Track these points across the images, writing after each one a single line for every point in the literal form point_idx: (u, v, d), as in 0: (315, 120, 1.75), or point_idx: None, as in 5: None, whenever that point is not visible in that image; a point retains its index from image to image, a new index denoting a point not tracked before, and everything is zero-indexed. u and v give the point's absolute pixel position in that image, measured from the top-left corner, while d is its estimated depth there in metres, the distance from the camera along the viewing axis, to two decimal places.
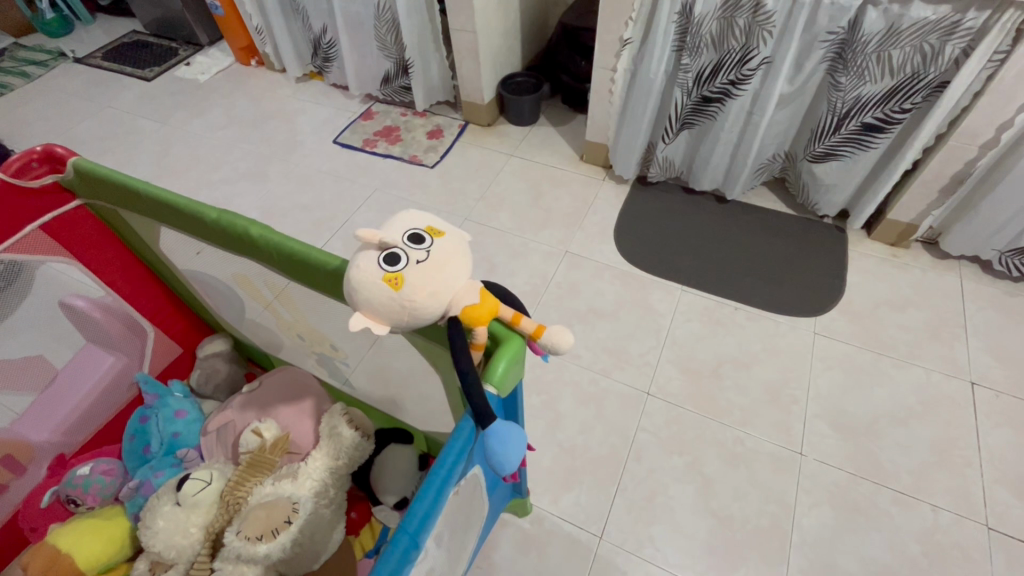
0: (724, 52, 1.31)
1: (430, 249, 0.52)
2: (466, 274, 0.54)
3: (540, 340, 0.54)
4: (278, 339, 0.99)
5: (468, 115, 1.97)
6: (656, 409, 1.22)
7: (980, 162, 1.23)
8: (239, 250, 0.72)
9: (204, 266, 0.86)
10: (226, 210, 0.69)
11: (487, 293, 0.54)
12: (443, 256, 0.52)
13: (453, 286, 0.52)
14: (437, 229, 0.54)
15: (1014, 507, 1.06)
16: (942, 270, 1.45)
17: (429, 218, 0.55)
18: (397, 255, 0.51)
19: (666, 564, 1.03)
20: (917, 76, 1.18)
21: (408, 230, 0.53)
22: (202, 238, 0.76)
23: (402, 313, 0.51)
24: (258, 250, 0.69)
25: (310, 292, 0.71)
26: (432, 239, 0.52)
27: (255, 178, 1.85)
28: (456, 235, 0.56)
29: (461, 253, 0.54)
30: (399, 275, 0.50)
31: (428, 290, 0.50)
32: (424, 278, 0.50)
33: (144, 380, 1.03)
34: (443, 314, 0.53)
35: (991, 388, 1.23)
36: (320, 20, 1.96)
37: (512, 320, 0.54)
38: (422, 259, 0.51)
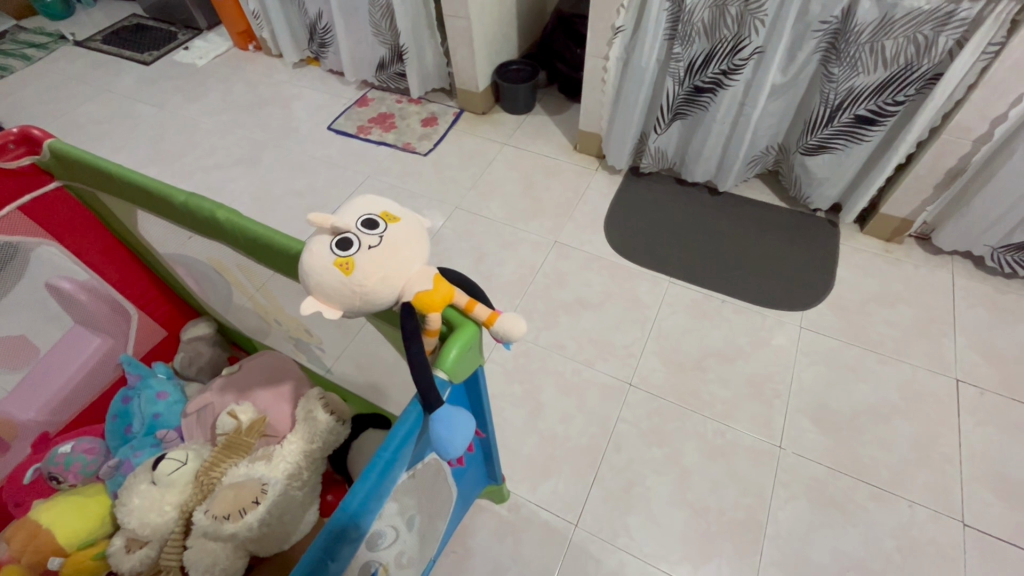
0: (715, 42, 1.30)
1: (383, 234, 0.52)
2: (422, 261, 0.54)
3: (493, 330, 0.54)
4: (259, 324, 1.01)
5: (463, 103, 1.96)
6: (637, 399, 1.23)
7: (974, 156, 1.22)
8: (211, 236, 0.73)
9: (183, 248, 0.87)
10: (194, 194, 0.70)
11: (441, 279, 0.54)
12: (397, 241, 0.52)
13: (408, 271, 0.52)
14: (393, 215, 0.55)
15: (992, 505, 1.06)
16: (934, 266, 1.44)
17: (384, 203, 0.55)
18: (349, 240, 0.51)
19: (641, 554, 1.04)
20: (911, 67, 1.16)
21: (361, 215, 0.53)
22: (173, 221, 0.76)
23: (354, 298, 0.51)
24: (228, 238, 0.70)
25: (279, 276, 0.72)
26: (386, 224, 0.53)
27: (248, 164, 1.85)
28: (413, 220, 0.56)
29: (415, 240, 0.54)
30: (349, 260, 0.50)
31: (380, 274, 0.50)
32: (375, 263, 0.50)
33: (128, 361, 1.04)
34: (398, 300, 0.53)
35: (976, 385, 1.22)
36: (315, 5, 1.95)
37: (466, 307, 0.54)
38: (374, 244, 0.51)
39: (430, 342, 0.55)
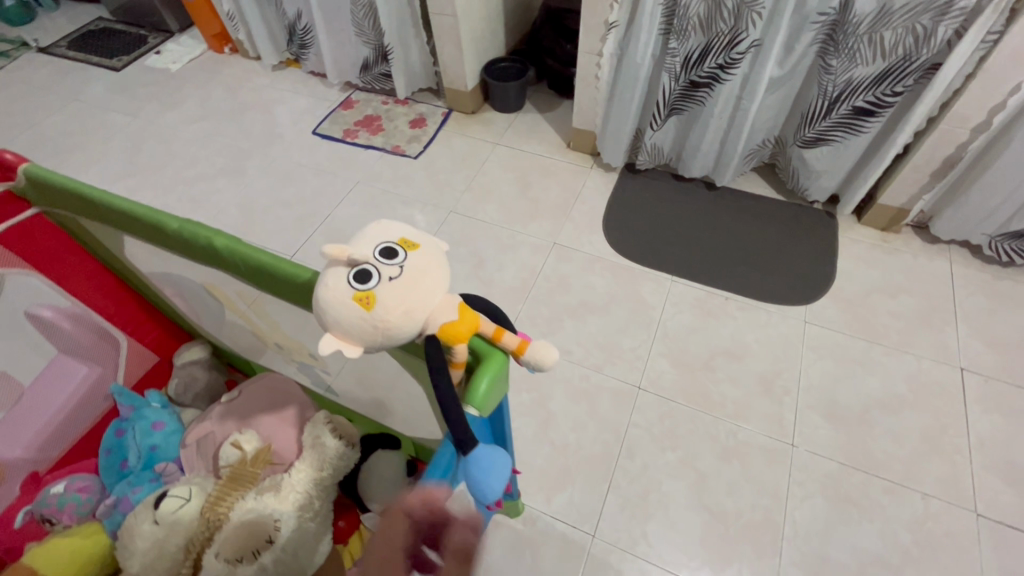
0: (712, 35, 1.27)
1: (403, 265, 0.49)
2: (445, 289, 0.51)
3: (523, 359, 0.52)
4: (258, 346, 0.96)
5: (452, 103, 1.91)
6: (647, 403, 1.21)
7: (972, 145, 1.21)
8: (207, 263, 0.69)
9: (175, 272, 0.82)
10: (188, 220, 0.65)
11: (466, 307, 0.51)
12: (419, 270, 0.49)
13: (433, 302, 0.49)
14: (412, 241, 0.51)
15: (1004, 493, 1.07)
16: (933, 255, 1.44)
17: (401, 228, 0.52)
18: (369, 272, 0.47)
19: (661, 562, 1.02)
20: (910, 58, 1.15)
21: (379, 243, 0.50)
22: (164, 247, 0.72)
23: (377, 334, 0.48)
24: (227, 265, 0.66)
25: (283, 302, 0.68)
26: (406, 251, 0.49)
27: (233, 174, 1.79)
28: (433, 244, 0.53)
29: (437, 266, 0.51)
30: (369, 293, 0.47)
31: (403, 308, 0.47)
32: (397, 296, 0.47)
33: (119, 392, 1.00)
34: (422, 332, 0.50)
35: (980, 373, 1.23)
36: (294, 5, 1.88)
37: (494, 336, 0.51)
38: (395, 276, 0.48)
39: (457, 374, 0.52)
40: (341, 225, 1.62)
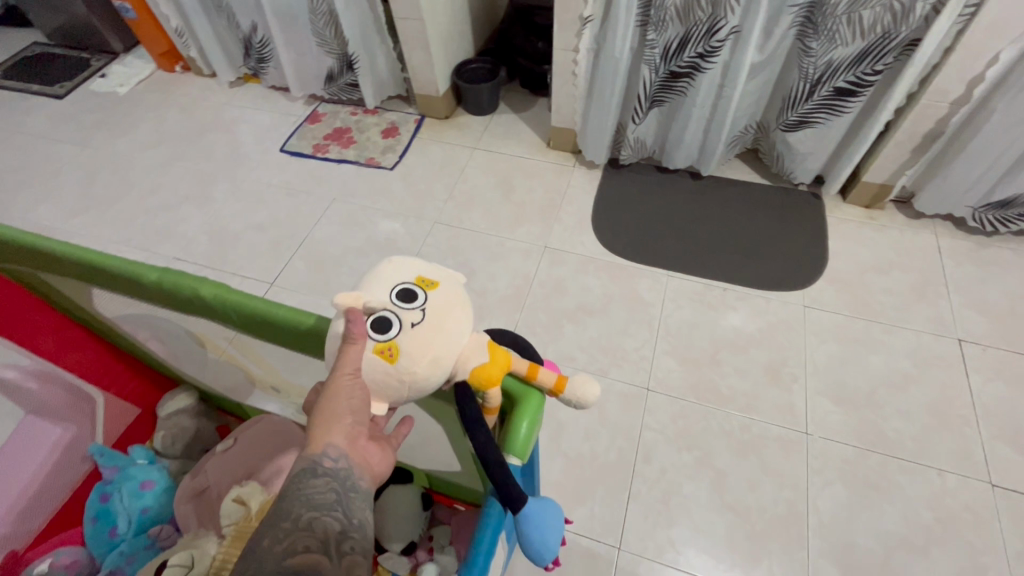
0: (690, 25, 1.26)
1: (424, 309, 0.51)
2: (467, 327, 0.53)
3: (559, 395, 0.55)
4: (250, 389, 0.90)
5: (424, 109, 1.84)
6: (658, 404, 1.19)
7: (953, 119, 1.22)
8: (197, 313, 0.63)
9: (156, 321, 0.76)
10: (170, 269, 0.61)
11: (495, 346, 0.53)
12: (440, 310, 0.52)
13: (456, 343, 0.51)
14: (430, 280, 0.54)
15: (1015, 461, 1.08)
16: (918, 228, 1.46)
17: (415, 267, 0.55)
18: (388, 321, 0.50)
19: (690, 567, 1.00)
20: (888, 36, 1.15)
21: (396, 286, 0.53)
22: (144, 299, 0.66)
23: (404, 382, 0.50)
24: (222, 313, 0.61)
25: (282, 348, 0.64)
26: (423, 292, 0.52)
27: (199, 200, 1.69)
28: (450, 279, 0.55)
29: (456, 302, 0.53)
30: (390, 342, 0.50)
31: (426, 354, 0.49)
32: (419, 343, 0.50)
33: (99, 453, 0.91)
34: (453, 376, 0.53)
35: (978, 343, 1.24)
36: (248, 17, 1.79)
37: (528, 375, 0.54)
38: (417, 321, 0.51)
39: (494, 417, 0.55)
40: (320, 246, 1.54)
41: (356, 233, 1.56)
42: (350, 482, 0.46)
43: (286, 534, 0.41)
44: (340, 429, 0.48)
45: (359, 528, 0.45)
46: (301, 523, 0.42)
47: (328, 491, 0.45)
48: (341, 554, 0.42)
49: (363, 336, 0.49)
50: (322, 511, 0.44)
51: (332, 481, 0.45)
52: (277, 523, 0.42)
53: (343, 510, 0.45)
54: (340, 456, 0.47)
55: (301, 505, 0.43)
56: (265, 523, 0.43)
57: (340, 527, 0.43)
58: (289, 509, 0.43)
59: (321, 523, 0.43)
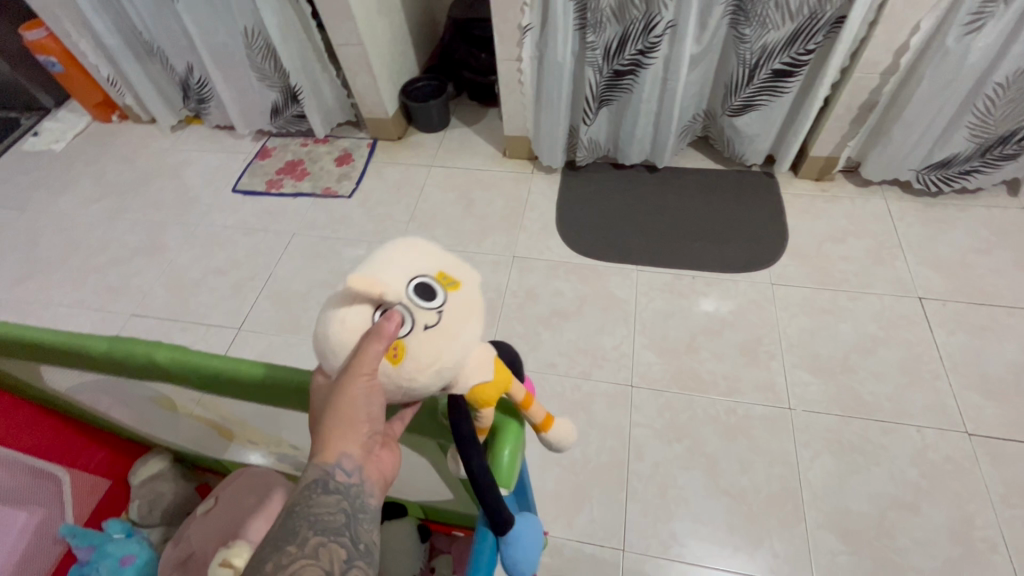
0: (627, 23, 1.28)
1: (441, 310, 0.49)
2: (473, 338, 0.52)
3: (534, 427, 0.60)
4: (226, 444, 0.86)
5: (375, 132, 1.82)
6: (644, 399, 1.19)
7: (884, 89, 1.28)
8: (155, 377, 0.60)
9: (116, 389, 0.73)
10: (120, 338, 0.58)
11: (500, 368, 0.54)
12: (454, 315, 0.50)
13: (461, 353, 0.50)
14: (450, 277, 0.52)
15: (987, 408, 1.12)
16: (868, 195, 1.51)
17: (436, 260, 0.52)
18: (400, 314, 0.47)
19: (695, 558, 1.00)
20: (816, 16, 1.19)
21: (416, 277, 0.49)
22: (97, 372, 0.63)
23: (405, 386, 0.49)
24: (184, 374, 0.58)
25: (252, 402, 0.62)
26: (442, 291, 0.50)
27: (152, 251, 1.63)
28: (470, 281, 0.54)
29: (471, 310, 0.52)
30: (398, 341, 0.48)
31: (433, 361, 0.48)
32: (428, 347, 0.48)
33: (71, 534, 0.85)
34: (449, 385, 0.52)
35: (937, 298, 1.29)
36: (182, 59, 1.74)
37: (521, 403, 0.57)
38: (431, 323, 0.48)
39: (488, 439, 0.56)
40: (284, 282, 1.51)
41: (320, 265, 1.53)
42: (358, 499, 0.49)
43: (293, 556, 0.43)
44: (353, 441, 0.49)
45: (366, 554, 0.46)
46: (309, 547, 0.44)
47: (336, 513, 0.47)
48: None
49: (390, 338, 0.46)
50: (330, 535, 0.45)
51: (343, 498, 0.48)
52: (282, 544, 0.44)
53: (351, 533, 0.47)
54: (351, 470, 0.49)
55: (310, 527, 0.45)
56: (271, 543, 0.44)
57: (347, 555, 0.45)
58: (297, 530, 0.45)
59: (327, 548, 0.44)
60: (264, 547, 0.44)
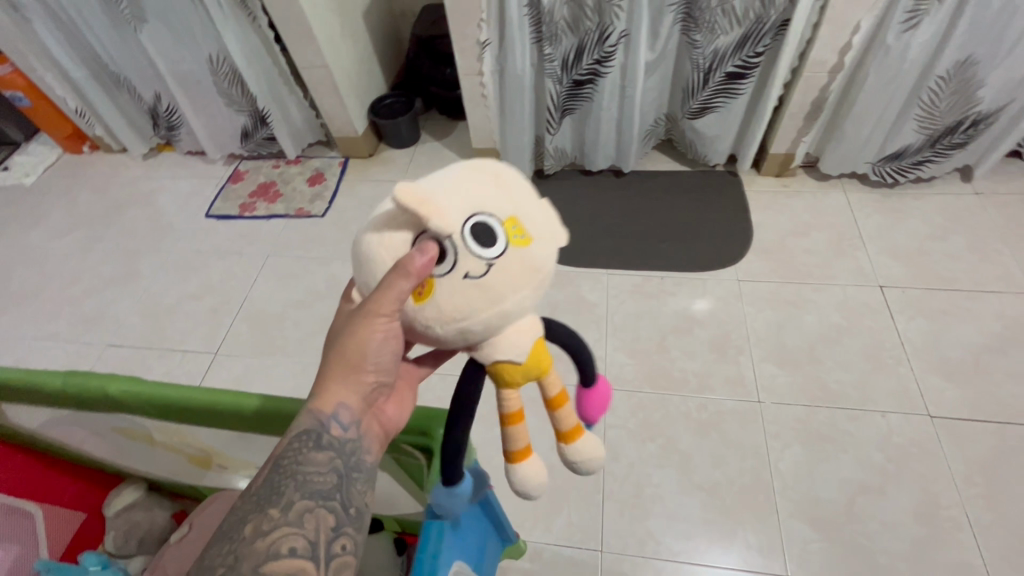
0: (582, 34, 1.32)
1: (492, 263, 0.45)
2: (521, 304, 0.47)
3: (569, 445, 0.55)
4: (198, 471, 0.87)
5: (346, 151, 1.84)
6: (617, 401, 1.21)
7: (833, 85, 1.33)
8: (116, 406, 0.65)
9: (87, 424, 0.75)
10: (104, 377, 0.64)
11: (538, 347, 0.50)
12: (505, 274, 0.46)
13: (498, 315, 0.46)
14: (521, 229, 0.47)
15: (947, 389, 1.15)
16: (828, 188, 1.55)
17: (513, 204, 0.48)
18: (444, 249, 0.45)
19: (672, 554, 1.02)
20: (762, 20, 1.24)
21: (479, 217, 0.46)
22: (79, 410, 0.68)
23: (419, 327, 0.48)
24: (144, 397, 0.63)
25: (227, 431, 0.67)
26: (504, 240, 0.46)
27: (126, 280, 1.63)
28: (543, 240, 0.49)
29: (529, 274, 0.47)
30: (431, 279, 0.46)
31: (454, 316, 0.45)
32: (458, 296, 0.45)
33: (46, 568, 0.84)
34: (482, 340, 0.49)
35: (897, 286, 1.33)
36: (149, 88, 1.75)
37: (557, 401, 0.53)
38: (476, 272, 0.45)
39: (517, 431, 0.52)
40: (259, 304, 1.52)
41: (295, 285, 1.54)
42: (352, 463, 0.54)
43: (278, 522, 0.47)
44: (352, 396, 0.55)
45: (354, 518, 0.51)
46: (292, 514, 0.48)
47: (327, 473, 0.52)
48: (332, 546, 0.48)
49: (416, 278, 0.45)
50: (318, 501, 0.50)
51: (334, 460, 0.52)
52: (267, 507, 0.48)
53: (342, 497, 0.51)
54: (347, 427, 0.54)
55: (299, 490, 0.49)
56: (256, 503, 0.48)
57: (334, 523, 0.49)
58: (283, 492, 0.49)
59: (313, 515, 0.48)
60: (251, 503, 0.49)
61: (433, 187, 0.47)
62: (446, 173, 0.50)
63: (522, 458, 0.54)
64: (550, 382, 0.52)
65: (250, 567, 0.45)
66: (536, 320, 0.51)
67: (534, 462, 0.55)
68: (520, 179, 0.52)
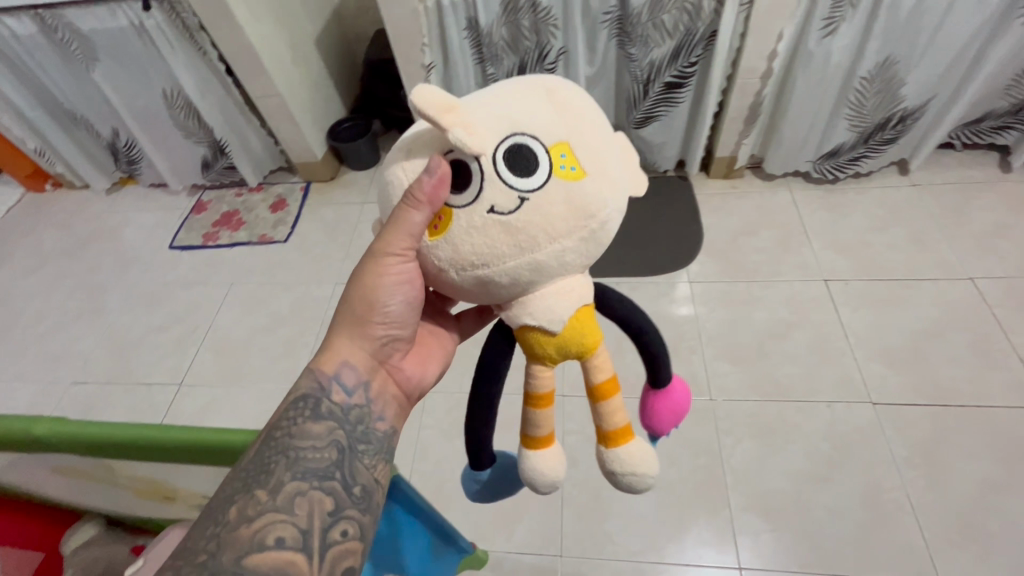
0: (522, 54, 1.37)
1: (527, 198, 0.42)
2: (559, 255, 0.44)
3: (610, 442, 0.50)
4: (149, 504, 0.88)
5: (308, 176, 1.86)
6: (575, 407, 1.24)
7: (765, 91, 1.38)
8: (60, 451, 0.69)
9: (35, 463, 0.76)
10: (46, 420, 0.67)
11: (584, 319, 0.47)
12: (539, 211, 0.42)
13: (526, 265, 0.43)
14: (569, 158, 0.44)
15: (889, 376, 1.20)
16: (774, 187, 1.60)
17: (565, 128, 0.44)
18: (469, 172, 0.43)
19: (629, 554, 1.04)
20: (692, 32, 1.29)
21: (515, 138, 0.43)
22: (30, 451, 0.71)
23: (432, 267, 0.47)
24: (77, 444, 0.67)
25: (161, 463, 0.68)
26: (546, 169, 0.43)
27: (91, 316, 1.64)
28: (599, 177, 0.44)
29: (571, 215, 0.43)
30: (448, 210, 0.44)
31: (471, 258, 0.43)
32: (482, 232, 0.43)
33: None
34: (513, 297, 0.47)
35: (841, 279, 1.38)
36: (107, 124, 1.77)
37: (602, 388, 0.49)
38: (507, 207, 0.42)
39: (544, 414, 0.49)
40: (224, 332, 1.53)
41: (259, 311, 1.56)
42: (357, 438, 0.55)
43: (264, 507, 0.48)
44: (359, 354, 0.58)
45: (359, 500, 0.52)
46: (281, 499, 0.48)
47: (325, 449, 0.52)
48: (328, 532, 0.49)
49: (426, 206, 0.45)
50: (311, 483, 0.50)
51: (334, 435, 0.54)
52: (254, 490, 0.48)
53: (344, 474, 0.52)
54: (352, 392, 0.56)
55: (292, 469, 0.50)
56: (244, 484, 0.49)
57: (332, 508, 0.50)
58: (273, 472, 0.50)
59: (305, 500, 0.49)
60: (237, 485, 0.49)
61: (475, 103, 0.45)
62: (500, 86, 0.47)
63: (544, 446, 0.50)
64: (598, 366, 0.49)
65: (232, 557, 0.45)
66: (582, 280, 0.47)
67: (557, 453, 0.51)
68: (585, 102, 0.47)
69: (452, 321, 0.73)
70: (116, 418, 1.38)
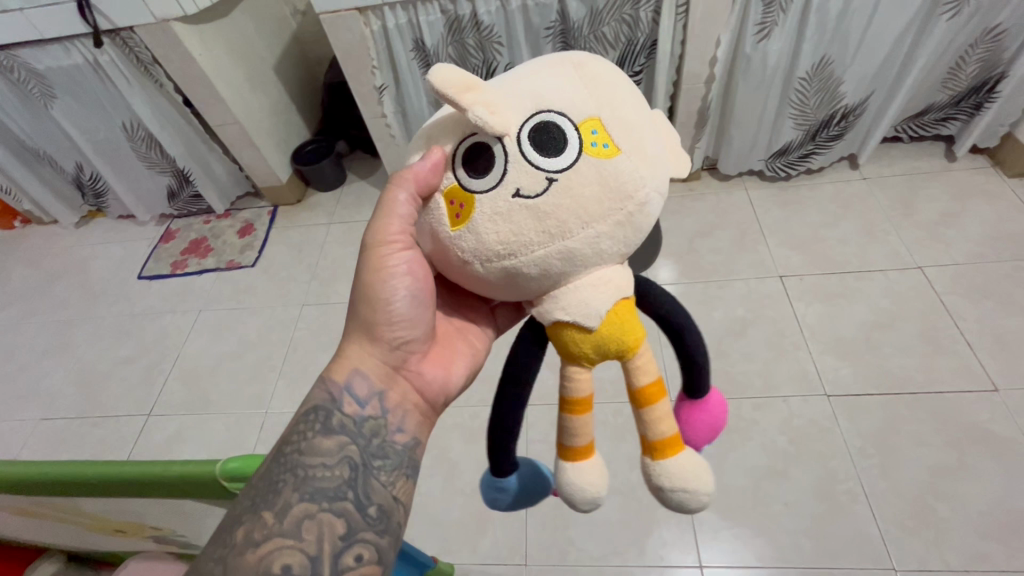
0: (471, 71, 1.39)
1: (557, 180, 0.43)
2: (593, 241, 0.44)
3: (652, 453, 0.48)
4: (102, 539, 0.88)
5: (274, 199, 1.88)
6: (538, 416, 1.25)
7: (710, 95, 1.41)
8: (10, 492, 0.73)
9: None
10: None
11: (620, 318, 0.46)
12: (569, 192, 0.43)
13: (556, 252, 0.44)
14: (599, 135, 0.45)
15: (842, 368, 1.22)
16: (731, 187, 1.63)
17: (594, 105, 0.45)
18: (492, 154, 0.44)
19: (591, 560, 1.05)
20: (633, 42, 1.33)
21: (541, 118, 0.44)
22: None
23: (455, 257, 0.47)
24: (17, 484, 0.70)
25: (97, 498, 0.70)
26: (576, 147, 0.44)
27: (59, 351, 1.64)
28: (633, 152, 0.45)
29: (603, 194, 0.43)
30: (471, 198, 0.45)
31: (500, 246, 0.44)
32: (509, 217, 0.43)
33: None
34: (550, 288, 0.47)
35: (795, 274, 1.40)
36: (70, 159, 1.79)
37: (646, 392, 0.48)
38: (535, 189, 0.43)
39: (581, 419, 0.49)
40: (192, 360, 1.54)
41: (227, 337, 1.57)
42: (371, 454, 0.55)
43: (269, 532, 0.48)
44: (370, 363, 0.58)
45: (375, 521, 0.52)
46: (290, 523, 0.49)
47: (337, 466, 0.52)
48: (339, 556, 0.49)
49: (417, 187, 0.48)
50: (320, 506, 0.50)
51: (344, 453, 0.53)
52: (261, 513, 0.49)
53: (357, 493, 0.52)
54: (364, 403, 0.56)
55: (303, 488, 0.50)
56: (253, 504, 0.50)
57: (342, 531, 0.50)
58: (281, 495, 0.50)
59: (313, 523, 0.49)
60: (244, 509, 0.49)
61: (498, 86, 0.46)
62: (526, 68, 0.49)
63: (581, 456, 0.50)
64: (639, 368, 0.47)
65: None
66: (618, 271, 0.47)
67: (597, 464, 0.50)
68: (613, 75, 0.49)
69: (490, 318, 0.72)
70: (83, 452, 1.38)
